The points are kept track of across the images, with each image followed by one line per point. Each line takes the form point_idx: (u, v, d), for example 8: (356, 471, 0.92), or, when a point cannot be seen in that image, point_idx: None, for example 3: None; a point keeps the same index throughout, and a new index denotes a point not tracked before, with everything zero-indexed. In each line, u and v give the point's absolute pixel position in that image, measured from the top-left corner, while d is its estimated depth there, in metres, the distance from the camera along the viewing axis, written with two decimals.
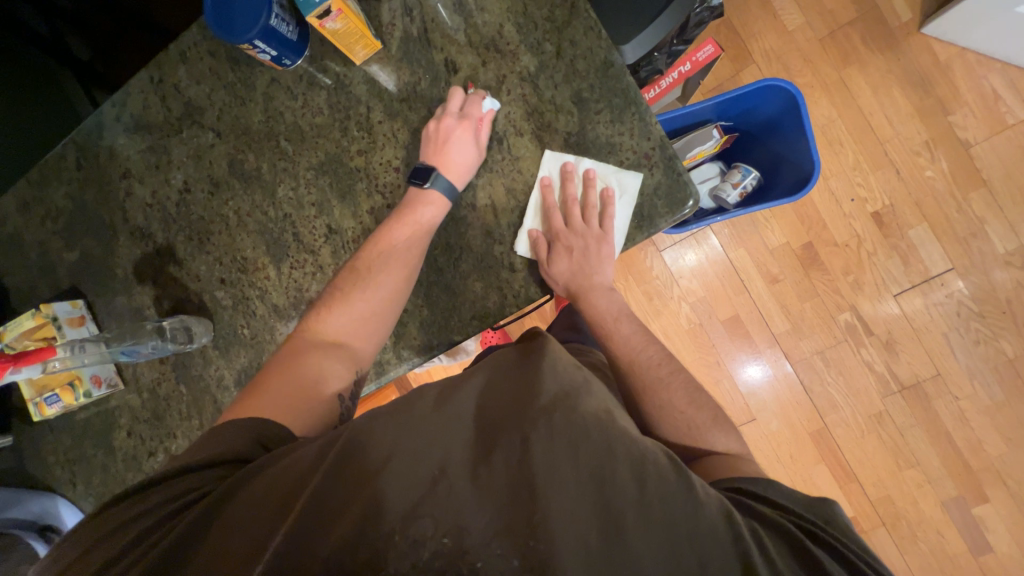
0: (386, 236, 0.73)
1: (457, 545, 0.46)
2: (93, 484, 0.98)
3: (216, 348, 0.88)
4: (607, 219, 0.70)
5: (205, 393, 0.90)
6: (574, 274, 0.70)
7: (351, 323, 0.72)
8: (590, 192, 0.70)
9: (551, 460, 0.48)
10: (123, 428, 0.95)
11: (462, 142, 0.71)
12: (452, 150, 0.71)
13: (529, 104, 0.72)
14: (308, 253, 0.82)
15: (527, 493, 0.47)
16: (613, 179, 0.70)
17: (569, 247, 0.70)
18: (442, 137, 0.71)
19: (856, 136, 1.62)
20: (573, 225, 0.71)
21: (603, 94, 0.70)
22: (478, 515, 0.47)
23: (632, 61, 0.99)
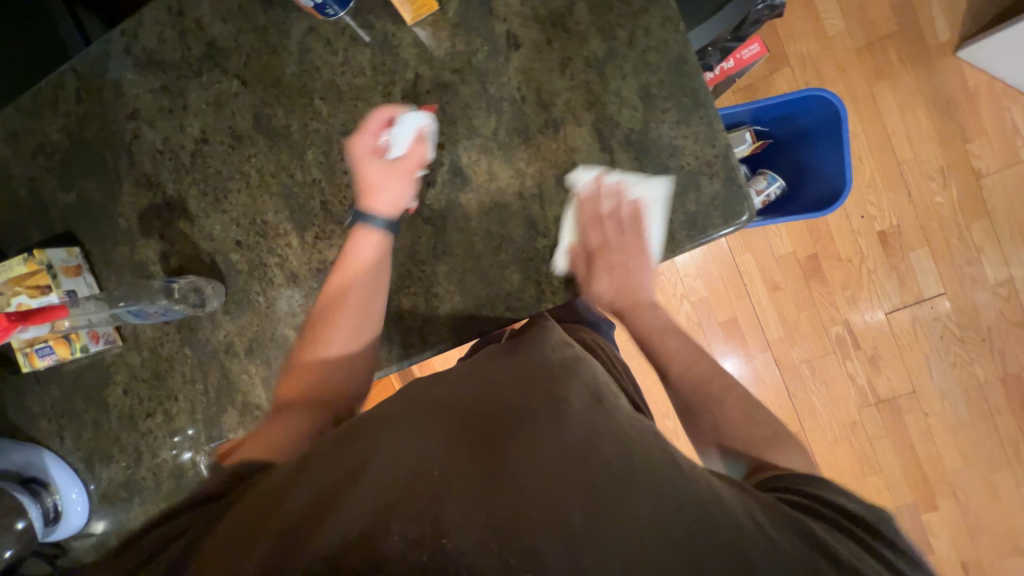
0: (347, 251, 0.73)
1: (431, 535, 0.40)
2: (83, 439, 0.94)
3: (227, 313, 0.84)
4: (642, 231, 0.70)
5: (211, 357, 0.86)
6: (615, 294, 0.73)
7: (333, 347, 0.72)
8: (622, 207, 0.69)
9: (529, 442, 0.46)
10: (119, 385, 0.91)
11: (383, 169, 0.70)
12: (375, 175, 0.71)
13: (592, 93, 0.68)
14: (335, 223, 0.78)
15: (507, 474, 0.43)
16: (639, 189, 0.69)
17: (611, 265, 0.72)
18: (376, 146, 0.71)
19: (875, 153, 1.63)
20: (609, 242, 0.71)
21: (672, 92, 0.66)
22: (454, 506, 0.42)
23: (694, 47, 0.94)
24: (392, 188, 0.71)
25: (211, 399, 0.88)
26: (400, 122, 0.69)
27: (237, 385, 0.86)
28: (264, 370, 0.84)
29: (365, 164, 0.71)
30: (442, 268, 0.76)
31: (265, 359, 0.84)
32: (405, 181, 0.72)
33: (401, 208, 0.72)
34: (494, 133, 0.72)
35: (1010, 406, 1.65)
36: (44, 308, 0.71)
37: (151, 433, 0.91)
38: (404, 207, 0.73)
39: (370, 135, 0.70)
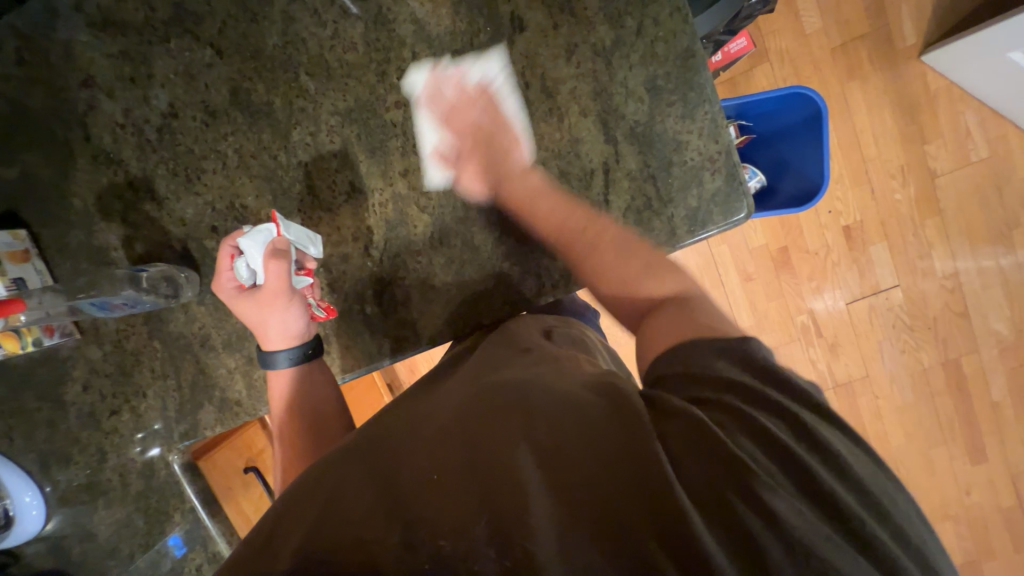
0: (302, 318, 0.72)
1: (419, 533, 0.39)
2: (36, 439, 0.86)
3: (203, 304, 0.78)
4: (498, 106, 0.68)
5: (184, 351, 0.81)
6: (498, 176, 0.68)
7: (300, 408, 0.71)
8: (467, 86, 0.69)
9: (515, 426, 0.45)
10: (78, 381, 0.84)
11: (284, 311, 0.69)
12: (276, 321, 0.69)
13: (598, 82, 0.67)
14: (323, 210, 0.73)
15: (488, 460, 0.42)
16: (478, 70, 0.68)
17: (492, 140, 0.68)
18: (262, 311, 0.69)
19: (844, 151, 1.70)
20: (484, 113, 0.69)
21: (678, 86, 0.66)
22: (441, 499, 0.41)
23: (701, 32, 0.93)
24: (274, 321, 0.70)
25: (184, 395, 0.82)
26: (249, 236, 0.67)
27: (215, 380, 0.81)
28: (245, 363, 0.80)
29: (233, 306, 0.70)
30: (439, 259, 0.74)
31: (247, 351, 0.80)
32: (279, 305, 0.69)
33: (294, 339, 0.71)
34: (495, 120, 0.69)
35: (948, 388, 1.81)
36: (1, 301, 0.64)
37: (116, 431, 0.85)
38: (295, 336, 0.71)
39: (227, 263, 0.69)
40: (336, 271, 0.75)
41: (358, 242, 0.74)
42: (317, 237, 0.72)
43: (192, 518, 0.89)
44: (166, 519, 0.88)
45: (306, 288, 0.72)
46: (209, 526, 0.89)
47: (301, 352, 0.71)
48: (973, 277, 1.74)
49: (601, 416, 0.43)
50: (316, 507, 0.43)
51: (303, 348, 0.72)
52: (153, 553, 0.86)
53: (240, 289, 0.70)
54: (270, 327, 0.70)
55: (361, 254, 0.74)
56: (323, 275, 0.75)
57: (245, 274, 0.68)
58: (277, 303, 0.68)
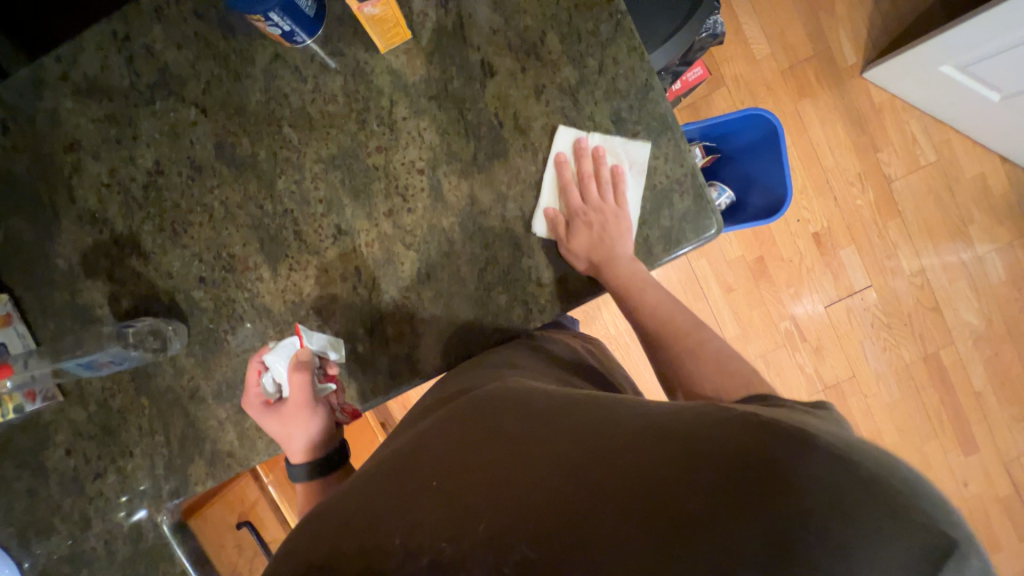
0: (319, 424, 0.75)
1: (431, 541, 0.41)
2: (16, 511, 0.82)
3: (192, 355, 0.78)
4: None
5: (173, 405, 0.79)
6: None
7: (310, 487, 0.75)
8: None
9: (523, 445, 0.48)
10: (61, 446, 0.81)
11: (306, 424, 0.73)
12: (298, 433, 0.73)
13: (567, 117, 0.71)
14: (311, 254, 0.75)
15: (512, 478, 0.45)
16: None
17: None
18: (286, 423, 0.73)
19: (804, 163, 1.80)
20: None
21: (641, 117, 0.71)
22: (452, 511, 0.43)
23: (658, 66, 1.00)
24: (298, 433, 0.73)
25: (173, 451, 0.80)
26: (275, 351, 0.72)
27: (206, 433, 0.80)
28: (236, 413, 0.79)
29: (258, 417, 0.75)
30: (427, 293, 0.75)
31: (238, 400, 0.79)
32: (304, 417, 0.73)
33: (316, 449, 0.75)
34: (474, 158, 0.72)
35: (932, 381, 1.86)
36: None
37: (101, 495, 0.82)
38: (319, 445, 0.75)
39: (255, 378, 0.74)
40: (327, 313, 0.76)
41: (347, 283, 0.75)
42: (338, 342, 0.75)
43: None
44: None
45: (329, 394, 0.75)
46: None
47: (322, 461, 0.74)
48: (940, 272, 1.83)
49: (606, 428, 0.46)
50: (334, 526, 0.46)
51: (327, 456, 0.75)
52: None
53: (266, 403, 0.74)
54: (294, 439, 0.73)
55: (350, 294, 0.75)
56: (313, 318, 0.76)
57: (271, 388, 0.73)
58: (303, 414, 0.73)
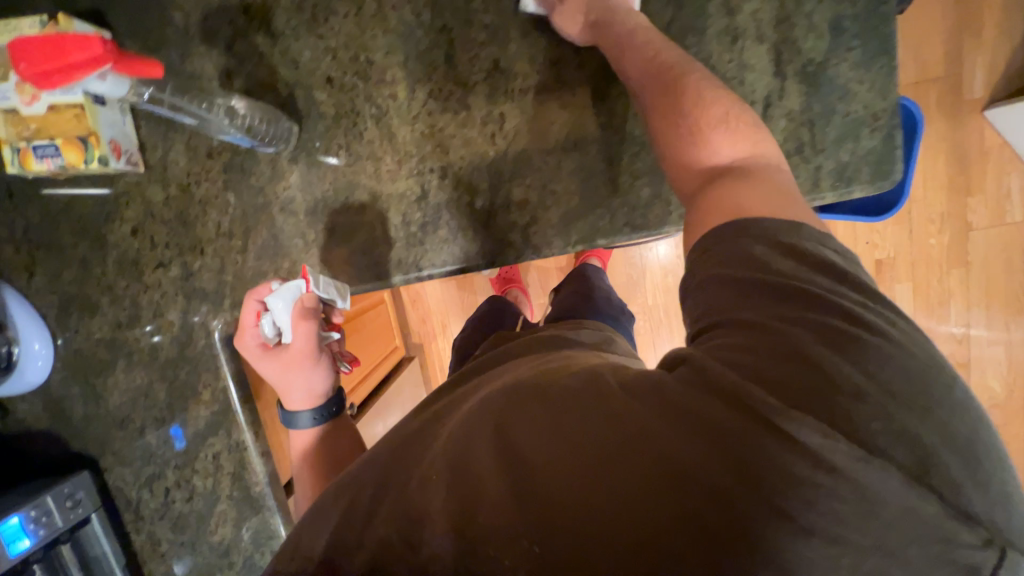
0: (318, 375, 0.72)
1: (422, 537, 0.41)
2: (61, 280, 0.76)
3: (295, 162, 0.71)
4: None
5: (260, 212, 0.73)
6: None
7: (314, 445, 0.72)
8: None
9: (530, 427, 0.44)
10: (127, 222, 0.74)
11: (308, 373, 0.71)
12: (297, 379, 0.70)
13: (782, 9, 0.63)
14: (457, 84, 0.67)
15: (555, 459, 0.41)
16: None
17: None
18: (285, 369, 0.70)
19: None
20: None
21: (862, 31, 0.63)
22: (447, 497, 0.42)
23: None
24: (297, 382, 0.71)
25: (247, 261, 0.75)
26: (276, 293, 0.68)
27: (287, 251, 0.74)
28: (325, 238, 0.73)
29: (256, 361, 0.71)
30: (568, 164, 0.69)
31: (330, 225, 0.73)
32: (306, 366, 0.71)
33: (317, 398, 0.72)
34: (665, 27, 0.65)
35: None
36: (139, 61, 0.57)
37: (159, 287, 0.76)
38: (321, 395, 0.73)
39: (252, 316, 0.70)
40: (454, 155, 0.69)
41: (486, 128, 0.68)
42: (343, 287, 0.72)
43: (221, 400, 0.81)
44: (192, 395, 0.80)
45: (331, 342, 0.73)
46: (237, 412, 0.82)
47: (324, 412, 0.72)
48: (982, 333, 1.82)
49: (614, 415, 0.41)
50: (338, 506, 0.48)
51: (327, 406, 0.73)
52: (165, 431, 0.81)
53: (263, 347, 0.70)
54: (292, 389, 0.71)
55: (485, 142, 0.69)
56: (438, 157, 0.69)
57: (269, 332, 0.69)
58: (304, 365, 0.70)
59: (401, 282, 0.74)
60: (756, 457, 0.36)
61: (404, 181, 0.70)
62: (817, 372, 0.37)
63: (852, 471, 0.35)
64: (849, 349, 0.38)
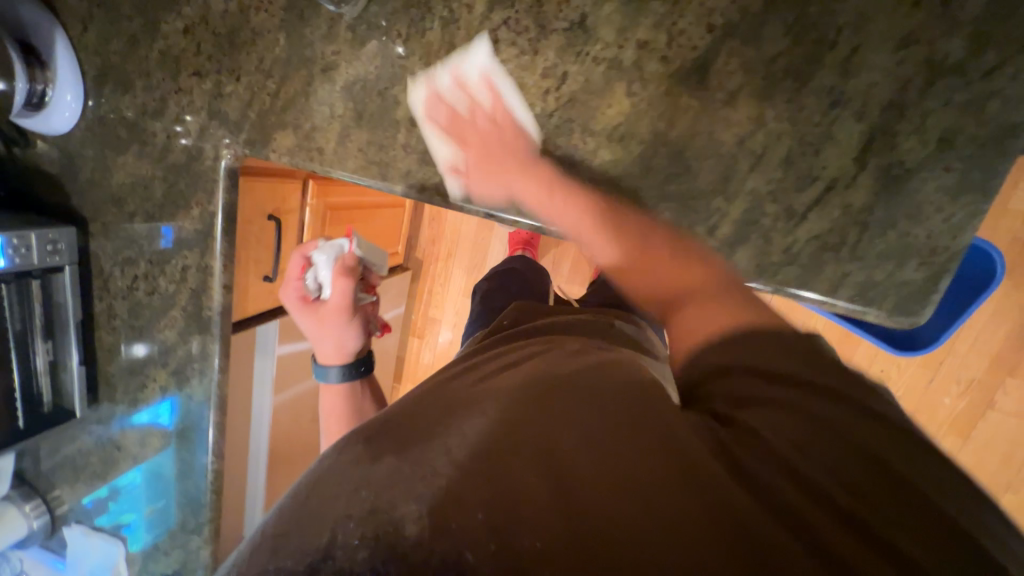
0: (352, 332, 0.87)
1: (462, 519, 0.34)
2: (109, 47, 0.78)
3: (352, 31, 0.69)
4: None
5: (302, 64, 0.72)
6: None
7: (342, 399, 0.86)
8: None
9: (577, 404, 0.43)
10: (181, 19, 0.74)
11: (340, 328, 0.86)
12: (327, 334, 0.87)
13: (900, 95, 0.56)
14: (536, 23, 0.63)
15: (612, 428, 0.40)
16: None
17: None
18: (319, 329, 0.87)
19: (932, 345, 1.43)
20: None
21: (970, 155, 0.56)
22: (497, 465, 0.38)
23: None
24: (327, 340, 0.87)
25: (274, 107, 0.74)
26: (320, 252, 0.87)
27: (311, 114, 0.73)
28: (350, 118, 0.72)
29: (296, 312, 0.88)
30: (606, 154, 0.65)
31: (359, 108, 0.71)
32: (340, 320, 0.86)
33: (345, 357, 0.88)
34: (770, 59, 0.58)
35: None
36: None
37: (188, 93, 0.77)
38: (351, 350, 0.88)
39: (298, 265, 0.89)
40: (501, 93, 0.66)
41: (543, 81, 0.64)
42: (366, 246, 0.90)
43: (205, 223, 0.84)
44: (182, 206, 0.84)
45: (365, 304, 0.90)
46: (215, 240, 0.84)
47: (349, 371, 0.87)
48: None
49: (667, 413, 0.41)
50: (336, 474, 0.43)
51: (354, 364, 0.88)
52: (151, 226, 0.86)
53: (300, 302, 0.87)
54: (321, 344, 0.87)
55: (536, 95, 0.65)
56: (484, 89, 0.66)
57: (311, 286, 0.88)
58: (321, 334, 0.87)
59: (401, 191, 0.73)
60: (856, 425, 0.36)
61: (444, 98, 0.68)
62: (848, 441, 0.36)
63: (952, 516, 0.32)
64: (869, 413, 0.38)
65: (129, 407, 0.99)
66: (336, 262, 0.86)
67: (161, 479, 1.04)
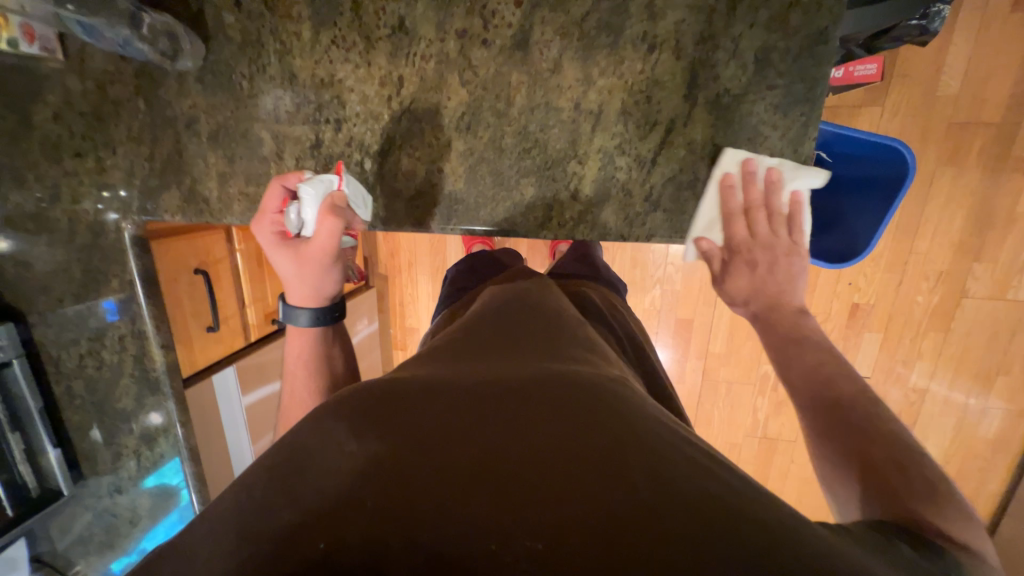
0: (330, 278, 0.69)
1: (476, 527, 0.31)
2: None
3: (201, 83, 0.71)
4: None
5: (166, 124, 0.74)
6: None
7: (309, 352, 0.72)
8: None
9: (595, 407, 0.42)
10: (49, 107, 0.77)
11: (324, 272, 0.67)
12: (313, 272, 0.67)
13: (709, 26, 0.57)
14: (361, 36, 0.64)
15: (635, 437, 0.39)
16: None
17: None
18: (314, 261, 0.65)
19: (889, 248, 1.40)
20: None
21: (789, 69, 0.57)
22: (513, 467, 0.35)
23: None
24: (309, 280, 0.68)
25: (154, 170, 0.78)
26: (309, 183, 0.64)
27: (188, 169, 0.76)
28: (223, 164, 0.75)
29: (271, 249, 0.67)
30: (460, 144, 0.67)
31: (229, 153, 0.74)
32: (323, 266, 0.66)
33: (318, 300, 0.71)
34: (580, 19, 0.59)
35: None
36: None
37: None
38: (324, 296, 0.72)
39: (275, 204, 0.67)
40: (349, 110, 0.68)
41: (383, 90, 0.66)
42: (369, 201, 0.69)
43: (129, 291, 0.89)
44: (103, 279, 0.89)
45: (346, 247, 0.71)
46: (142, 306, 0.89)
47: (321, 315, 0.71)
48: (943, 408, 1.50)
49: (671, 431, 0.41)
50: (336, 438, 0.39)
51: (327, 311, 0.72)
52: (83, 305, 0.91)
53: (278, 240, 0.67)
54: (299, 282, 0.68)
55: (380, 104, 0.67)
56: (333, 109, 0.68)
57: (291, 221, 0.64)
58: (325, 257, 0.65)
59: None
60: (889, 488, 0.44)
61: (299, 126, 0.70)
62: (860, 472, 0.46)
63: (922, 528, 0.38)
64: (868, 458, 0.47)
65: (113, 480, 1.06)
66: (325, 199, 0.63)
67: (184, 513, 1.19)
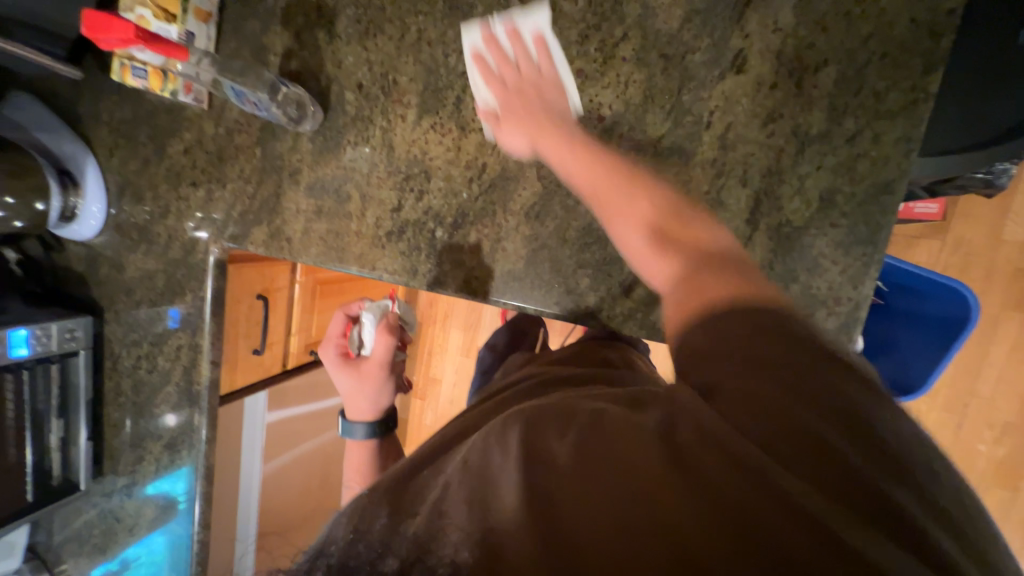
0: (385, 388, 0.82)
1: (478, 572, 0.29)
2: (127, 167, 0.95)
3: (312, 142, 0.81)
4: None
5: (274, 171, 0.85)
6: None
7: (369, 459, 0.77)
8: None
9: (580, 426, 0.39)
10: (182, 142, 0.90)
11: (382, 382, 0.81)
12: (373, 382, 0.81)
13: (777, 163, 0.61)
14: (457, 125, 0.73)
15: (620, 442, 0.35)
16: None
17: None
18: (375, 370, 0.82)
19: (948, 388, 1.31)
20: None
21: (852, 211, 0.59)
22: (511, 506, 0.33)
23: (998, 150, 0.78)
24: (368, 393, 0.81)
25: (252, 206, 0.87)
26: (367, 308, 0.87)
27: (281, 210, 0.85)
28: (312, 211, 0.83)
29: (336, 370, 0.83)
30: (526, 229, 0.72)
31: (320, 203, 0.83)
32: (381, 377, 0.82)
33: (376, 413, 0.80)
34: (655, 140, 0.65)
35: None
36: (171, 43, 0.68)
37: (185, 199, 0.92)
38: (381, 409, 0.81)
39: (340, 329, 0.89)
40: (433, 184, 0.75)
41: (467, 172, 0.73)
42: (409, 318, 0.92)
43: (197, 307, 0.96)
44: (178, 291, 0.97)
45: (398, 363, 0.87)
46: (204, 321, 0.96)
47: (380, 425, 0.79)
48: None
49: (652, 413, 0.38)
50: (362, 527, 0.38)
51: (383, 423, 0.80)
52: (154, 311, 0.99)
53: (340, 361, 0.84)
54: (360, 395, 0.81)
55: (462, 184, 0.74)
56: (420, 181, 0.76)
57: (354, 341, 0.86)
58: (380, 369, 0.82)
59: (356, 271, 0.82)
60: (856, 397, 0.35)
61: (387, 190, 0.78)
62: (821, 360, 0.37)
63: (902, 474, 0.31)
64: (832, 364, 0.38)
65: (127, 481, 1.08)
66: (382, 314, 0.86)
67: (165, 535, 1.09)
